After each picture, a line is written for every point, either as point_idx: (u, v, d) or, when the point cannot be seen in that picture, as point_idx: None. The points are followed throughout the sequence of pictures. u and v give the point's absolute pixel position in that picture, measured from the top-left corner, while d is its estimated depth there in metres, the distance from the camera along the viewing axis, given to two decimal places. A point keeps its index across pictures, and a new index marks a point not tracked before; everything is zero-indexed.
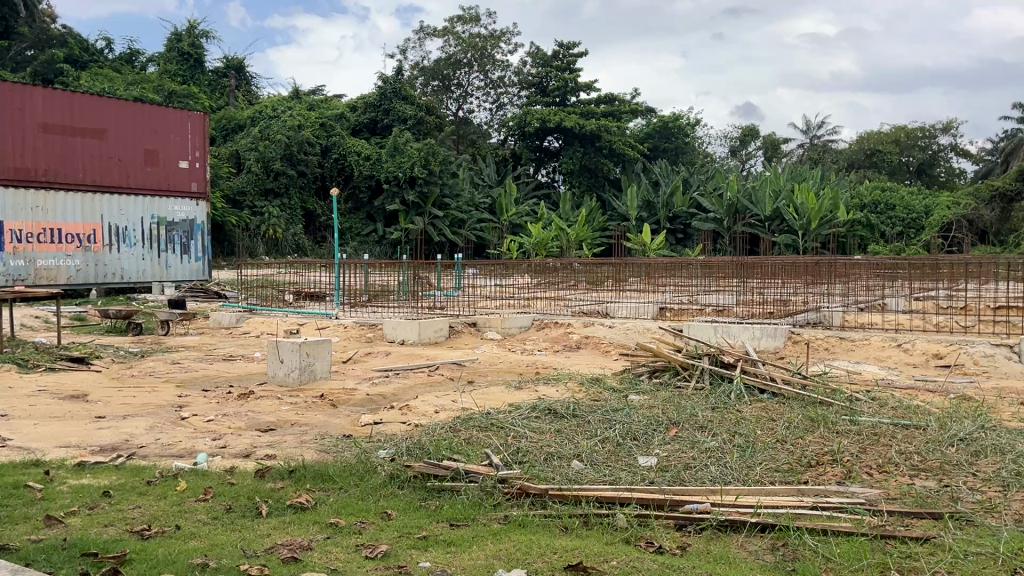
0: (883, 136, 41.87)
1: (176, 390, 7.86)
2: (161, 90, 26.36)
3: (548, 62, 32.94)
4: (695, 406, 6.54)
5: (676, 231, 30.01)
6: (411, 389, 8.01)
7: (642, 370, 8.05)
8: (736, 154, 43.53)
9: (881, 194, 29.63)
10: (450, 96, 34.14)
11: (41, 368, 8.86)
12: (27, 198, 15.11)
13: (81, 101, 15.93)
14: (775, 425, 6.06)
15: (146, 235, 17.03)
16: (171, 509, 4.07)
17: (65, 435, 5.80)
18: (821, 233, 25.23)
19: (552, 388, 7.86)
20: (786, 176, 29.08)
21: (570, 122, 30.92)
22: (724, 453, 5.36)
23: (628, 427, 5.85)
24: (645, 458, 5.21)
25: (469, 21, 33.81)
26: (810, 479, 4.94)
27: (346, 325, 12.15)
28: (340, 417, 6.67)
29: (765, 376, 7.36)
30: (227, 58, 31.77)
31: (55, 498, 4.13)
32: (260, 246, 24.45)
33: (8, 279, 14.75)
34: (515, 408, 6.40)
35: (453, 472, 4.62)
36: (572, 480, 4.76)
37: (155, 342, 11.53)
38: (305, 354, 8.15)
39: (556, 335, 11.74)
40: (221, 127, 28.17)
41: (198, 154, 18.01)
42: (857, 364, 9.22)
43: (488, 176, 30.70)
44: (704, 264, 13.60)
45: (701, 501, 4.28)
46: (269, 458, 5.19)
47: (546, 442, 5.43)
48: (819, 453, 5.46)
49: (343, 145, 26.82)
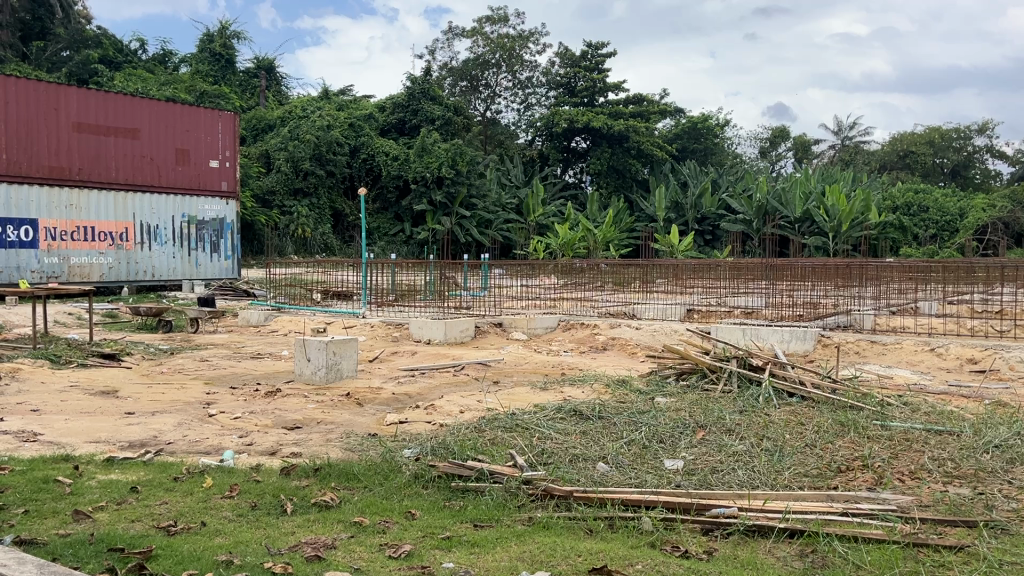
0: (917, 137, 41.37)
1: (204, 387, 7.94)
2: (193, 91, 26.69)
3: (577, 62, 32.88)
4: (723, 409, 6.47)
5: (705, 232, 29.79)
6: (436, 389, 8.01)
7: (669, 373, 7.96)
8: (766, 155, 43.10)
9: (914, 196, 29.20)
10: (478, 96, 34.23)
11: (74, 364, 8.99)
12: (61, 197, 15.34)
13: (114, 101, 16.17)
14: (804, 429, 5.98)
15: (177, 233, 17.23)
16: (197, 506, 4.10)
17: (95, 430, 5.87)
18: (852, 235, 24.85)
19: (577, 389, 7.83)
20: (817, 177, 28.72)
21: (598, 122, 30.77)
22: (752, 457, 5.30)
23: (654, 430, 5.79)
24: (671, 461, 5.16)
25: (498, 22, 33.87)
26: (840, 485, 4.86)
27: (373, 325, 12.19)
28: (366, 416, 6.69)
29: (795, 379, 7.26)
30: (258, 59, 32.08)
31: (84, 493, 4.18)
32: (289, 245, 24.65)
33: (42, 277, 14.99)
34: (540, 408, 6.37)
35: (478, 472, 4.61)
36: (598, 482, 4.72)
37: (185, 340, 11.65)
38: (331, 353, 8.19)
39: (581, 336, 11.69)
40: (251, 128, 28.46)
41: (228, 153, 18.20)
42: (888, 369, 9.06)
43: (515, 177, 30.71)
44: (733, 265, 13.48)
45: (727, 505, 4.23)
46: (294, 456, 5.21)
47: (571, 444, 5.40)
48: (850, 458, 5.37)
49: (372, 145, 26.93)
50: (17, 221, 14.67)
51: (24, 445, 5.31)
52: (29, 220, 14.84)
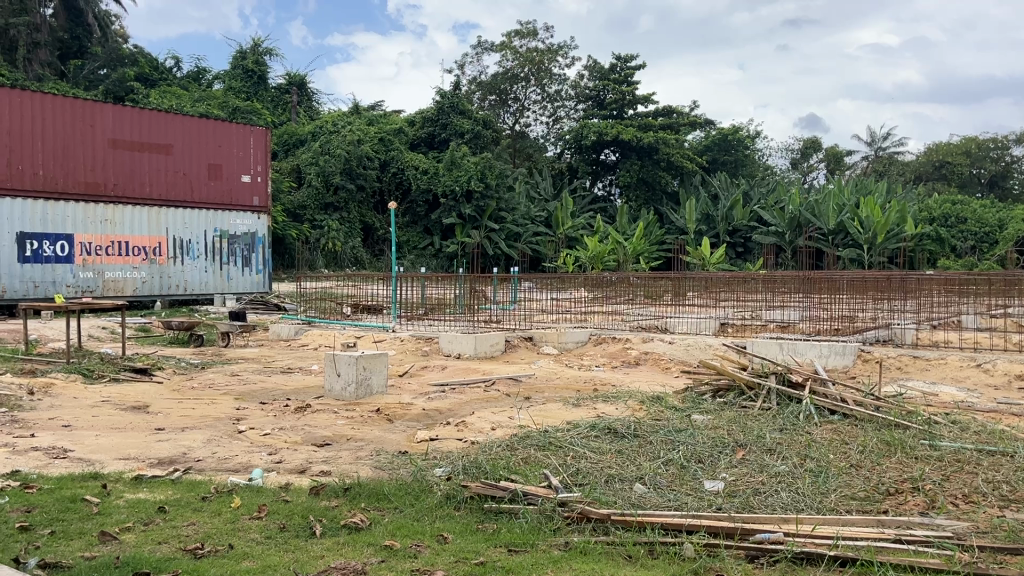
0: (952, 147, 40.66)
1: (234, 403, 7.89)
2: (226, 107, 26.98)
3: (606, 75, 32.76)
4: (762, 428, 6.27)
5: (736, 244, 29.41)
6: (467, 404, 7.88)
7: (705, 390, 7.76)
8: (797, 167, 42.65)
9: (952, 208, 28.66)
10: (507, 110, 34.32)
11: (106, 379, 9.00)
12: (96, 212, 15.50)
13: (149, 118, 16.34)
14: (849, 449, 5.75)
15: (208, 248, 17.34)
16: (225, 527, 4.00)
17: (125, 447, 5.83)
18: (888, 247, 24.39)
19: (611, 405, 7.64)
20: (851, 189, 28.32)
21: (628, 134, 30.62)
22: (795, 478, 5.10)
23: (692, 449, 5.61)
24: (711, 483, 4.99)
25: (527, 36, 33.93)
26: (890, 509, 4.64)
27: (403, 339, 12.11)
28: (397, 433, 6.58)
29: (836, 397, 7.03)
30: (289, 75, 32.37)
31: (111, 513, 4.10)
32: (319, 259, 24.71)
33: (77, 291, 15.14)
34: (574, 426, 6.22)
35: (512, 494, 4.47)
36: (635, 504, 4.55)
37: (216, 354, 11.65)
38: (361, 368, 8.10)
39: (614, 351, 11.50)
40: (283, 143, 28.70)
41: (260, 168, 18.32)
42: (932, 386, 8.76)
43: (544, 190, 30.66)
44: (766, 278, 13.21)
45: (772, 530, 4.06)
46: (324, 475, 5.10)
47: (607, 463, 5.24)
48: (898, 480, 5.15)
49: (402, 159, 27.01)
50: (53, 236, 14.84)
51: (55, 462, 5.27)
52: (65, 235, 15.01)
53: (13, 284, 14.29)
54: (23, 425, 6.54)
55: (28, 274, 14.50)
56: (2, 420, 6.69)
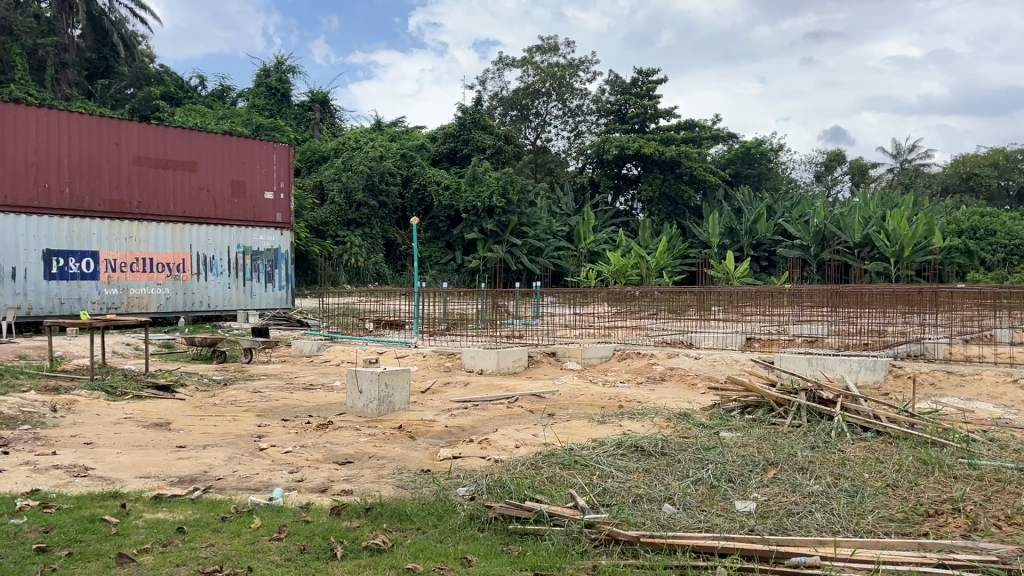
0: (980, 159, 40.11)
1: (256, 420, 7.83)
2: (250, 124, 27.21)
3: (627, 89, 32.61)
4: (793, 445, 6.10)
5: (761, 258, 29.09)
6: (490, 421, 7.77)
7: (734, 407, 7.58)
8: (821, 180, 42.27)
9: (981, 220, 28.24)
10: (529, 125, 34.40)
11: (129, 396, 9.00)
12: (121, 229, 15.61)
13: (173, 135, 16.47)
14: (884, 468, 5.57)
15: (232, 264, 17.40)
16: (244, 549, 3.91)
17: (146, 465, 5.77)
18: (916, 260, 23.98)
19: (637, 422, 7.50)
20: (877, 202, 27.98)
21: (650, 148, 30.47)
22: (830, 498, 4.93)
23: (721, 467, 5.46)
24: (742, 503, 4.83)
25: (548, 51, 34.01)
26: (931, 531, 4.46)
27: (425, 355, 12.04)
28: (418, 450, 6.48)
29: (868, 413, 6.84)
30: (312, 92, 32.62)
31: (130, 534, 4.03)
32: (342, 274, 24.75)
33: (101, 307, 15.23)
34: (599, 443, 6.09)
35: (537, 515, 4.35)
36: (664, 526, 4.41)
37: (238, 370, 11.63)
38: (383, 384, 8.02)
39: (638, 366, 11.33)
40: (306, 159, 28.87)
41: (283, 185, 18.40)
42: (967, 402, 8.53)
43: (566, 205, 30.59)
44: (793, 292, 13.00)
45: (808, 553, 3.91)
46: (345, 494, 5.02)
47: (634, 482, 5.11)
48: (938, 500, 4.97)
49: (423, 175, 27.10)
50: (79, 253, 14.94)
51: (76, 480, 5.22)
52: (90, 252, 15.10)
53: (39, 301, 14.39)
54: (45, 442, 6.52)
55: (54, 291, 14.61)
56: (25, 437, 6.68)
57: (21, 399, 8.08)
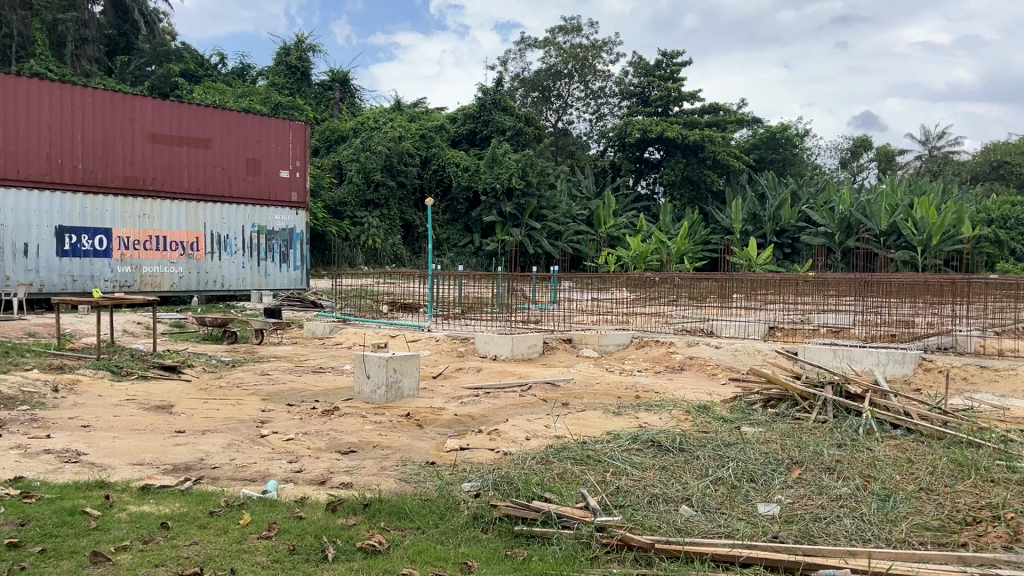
0: (1012, 147, 39.23)
1: (260, 405, 7.59)
2: (268, 102, 26.99)
3: (651, 72, 32.16)
4: (819, 443, 5.77)
5: (783, 245, 28.62)
6: (501, 411, 7.49)
7: (756, 400, 7.22)
8: (847, 166, 41.47)
9: (1011, 209, 27.67)
10: (550, 107, 33.94)
11: (133, 376, 8.81)
12: (135, 206, 15.44)
13: (188, 112, 16.26)
14: (918, 470, 5.23)
15: (246, 244, 17.21)
16: (230, 548, 3.66)
17: (141, 451, 5.55)
18: (943, 249, 23.43)
19: (653, 415, 7.17)
20: (905, 188, 27.28)
21: (672, 131, 29.90)
22: (859, 503, 4.60)
23: (743, 466, 5.15)
24: (765, 506, 4.52)
25: (571, 31, 33.50)
26: (971, 542, 4.12)
27: (438, 339, 11.78)
28: (426, 440, 6.22)
29: (898, 410, 6.47)
30: (332, 71, 32.35)
31: (109, 529, 3.79)
32: (359, 255, 24.52)
33: (114, 285, 15.09)
34: (614, 437, 5.78)
35: (544, 516, 4.07)
36: (681, 530, 4.11)
37: (249, 352, 11.41)
38: (391, 370, 7.75)
39: (657, 355, 10.98)
40: (324, 139, 28.57)
41: (299, 164, 18.15)
42: (1001, 398, 8.13)
43: (586, 188, 30.21)
44: (818, 280, 12.53)
45: (839, 565, 3.60)
46: (344, 488, 4.76)
47: (649, 481, 4.80)
48: (976, 507, 4.63)
49: (443, 156, 26.74)
50: (92, 230, 14.78)
51: (66, 467, 5.00)
52: (103, 230, 14.94)
53: (51, 278, 14.28)
54: (41, 424, 6.33)
55: (66, 268, 14.48)
56: (22, 418, 6.47)
57: (23, 379, 7.87)
